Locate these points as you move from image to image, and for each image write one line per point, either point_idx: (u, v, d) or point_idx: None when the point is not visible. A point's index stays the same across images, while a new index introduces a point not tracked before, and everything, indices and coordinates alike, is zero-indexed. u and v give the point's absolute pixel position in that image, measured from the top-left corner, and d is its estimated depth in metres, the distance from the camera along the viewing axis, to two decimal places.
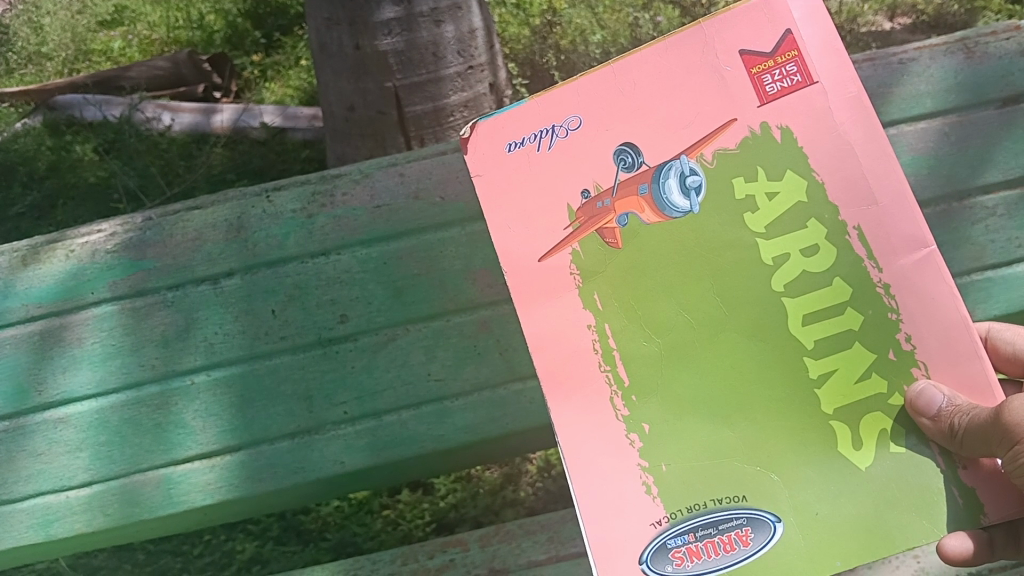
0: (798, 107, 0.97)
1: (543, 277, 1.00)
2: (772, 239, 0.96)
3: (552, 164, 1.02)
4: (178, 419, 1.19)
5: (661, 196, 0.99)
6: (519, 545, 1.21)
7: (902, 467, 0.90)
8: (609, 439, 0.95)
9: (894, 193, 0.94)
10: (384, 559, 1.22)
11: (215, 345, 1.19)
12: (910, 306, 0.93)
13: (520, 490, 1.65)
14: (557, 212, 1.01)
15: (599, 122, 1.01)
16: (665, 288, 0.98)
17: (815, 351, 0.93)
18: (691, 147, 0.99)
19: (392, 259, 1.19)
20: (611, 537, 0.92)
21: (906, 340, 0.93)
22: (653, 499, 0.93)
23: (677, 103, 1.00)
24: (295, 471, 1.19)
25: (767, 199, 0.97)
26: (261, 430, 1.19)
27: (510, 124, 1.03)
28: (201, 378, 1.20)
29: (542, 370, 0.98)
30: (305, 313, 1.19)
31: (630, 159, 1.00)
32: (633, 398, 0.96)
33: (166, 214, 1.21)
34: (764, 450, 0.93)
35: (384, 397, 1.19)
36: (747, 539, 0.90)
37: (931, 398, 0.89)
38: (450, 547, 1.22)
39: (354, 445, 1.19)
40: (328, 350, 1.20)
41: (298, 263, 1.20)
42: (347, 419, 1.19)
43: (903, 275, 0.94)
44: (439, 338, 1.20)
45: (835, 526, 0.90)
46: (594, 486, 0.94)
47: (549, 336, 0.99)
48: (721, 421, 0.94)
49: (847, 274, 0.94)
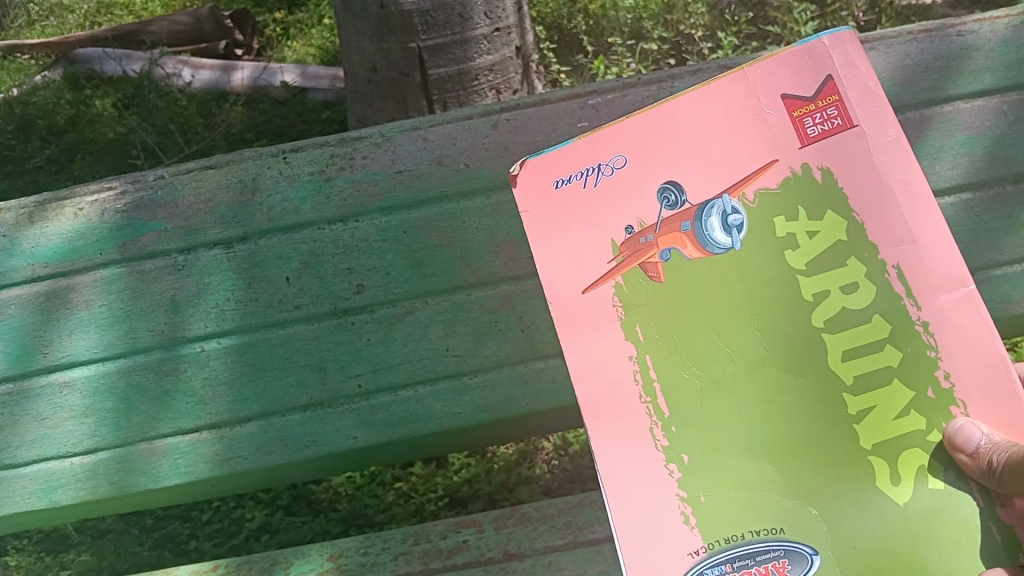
0: (835, 145, 0.94)
1: (586, 307, 0.94)
2: (813, 276, 0.91)
3: (598, 200, 0.96)
4: (187, 387, 1.15)
5: (703, 232, 0.95)
6: (535, 528, 1.17)
7: (940, 504, 0.84)
8: (646, 465, 0.90)
9: (933, 233, 0.89)
10: (396, 537, 1.19)
11: (227, 312, 1.15)
12: (949, 345, 0.87)
13: (535, 467, 1.61)
14: (600, 245, 0.95)
15: (645, 159, 0.97)
16: (703, 323, 0.92)
17: (853, 388, 0.87)
18: (732, 185, 0.95)
19: (412, 227, 1.14)
20: (646, 565, 0.86)
21: (943, 376, 0.87)
22: (689, 532, 0.87)
23: (722, 144, 0.97)
24: (306, 444, 1.15)
25: (806, 237, 0.93)
26: (273, 401, 1.15)
27: (556, 163, 0.97)
28: (212, 345, 1.15)
29: (582, 400, 0.92)
30: (321, 281, 1.14)
31: (672, 198, 0.95)
32: (675, 429, 0.90)
33: (179, 172, 1.16)
34: (799, 475, 0.86)
35: (399, 370, 1.14)
36: (784, 571, 0.83)
37: (968, 436, 0.83)
38: (463, 528, 1.18)
39: (367, 420, 1.15)
40: (343, 320, 1.15)
41: (315, 228, 1.15)
42: (361, 392, 1.15)
43: (942, 314, 0.88)
44: (458, 313, 1.14)
45: (876, 562, 0.83)
46: (633, 512, 0.88)
47: (588, 368, 0.93)
48: (754, 445, 0.88)
49: (884, 308, 0.89)
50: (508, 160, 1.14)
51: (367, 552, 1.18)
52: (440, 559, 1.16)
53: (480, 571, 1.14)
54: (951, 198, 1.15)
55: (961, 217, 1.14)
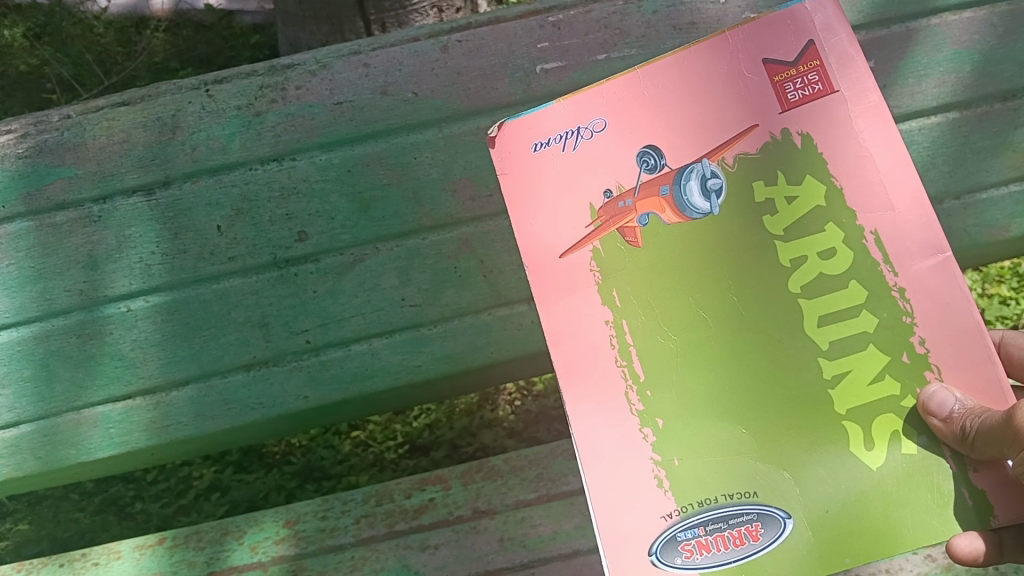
0: (815, 111, 0.83)
1: (562, 270, 0.86)
2: (790, 243, 0.81)
3: (575, 165, 0.88)
4: (113, 351, 1.04)
5: (682, 198, 0.85)
6: (505, 482, 1.10)
7: (911, 467, 0.76)
8: (619, 427, 0.81)
9: (909, 196, 0.80)
10: (356, 499, 1.11)
11: (152, 267, 1.03)
12: (926, 314, 0.78)
13: (498, 410, 1.54)
14: (578, 209, 0.87)
15: (628, 121, 0.88)
16: (681, 282, 0.83)
17: (829, 352, 0.79)
18: (713, 149, 0.85)
19: (357, 164, 1.02)
20: (621, 528, 0.78)
21: (920, 343, 0.78)
22: (663, 495, 0.79)
23: (706, 102, 0.87)
24: (251, 407, 1.06)
25: (785, 203, 0.82)
26: (211, 361, 1.05)
27: (534, 126, 0.90)
28: (139, 305, 1.04)
29: (557, 364, 0.83)
30: (256, 228, 1.03)
31: (651, 160, 0.86)
32: (647, 393, 0.81)
33: (88, 110, 1.02)
34: (778, 439, 0.78)
35: (351, 324, 1.05)
36: (757, 535, 0.76)
37: (942, 401, 0.75)
38: (429, 485, 1.10)
39: (319, 378, 1.06)
40: (285, 271, 1.04)
41: (247, 169, 1.02)
42: (310, 348, 1.05)
43: (919, 279, 0.79)
44: (413, 259, 1.04)
45: (848, 521, 0.76)
46: (607, 473, 0.80)
47: (566, 330, 0.84)
48: (730, 410, 0.80)
49: (861, 274, 0.79)
50: (462, 86, 1.02)
51: (326, 516, 1.10)
52: (405, 520, 1.08)
53: (449, 530, 1.07)
54: (939, 117, 1.09)
55: (948, 137, 1.09)
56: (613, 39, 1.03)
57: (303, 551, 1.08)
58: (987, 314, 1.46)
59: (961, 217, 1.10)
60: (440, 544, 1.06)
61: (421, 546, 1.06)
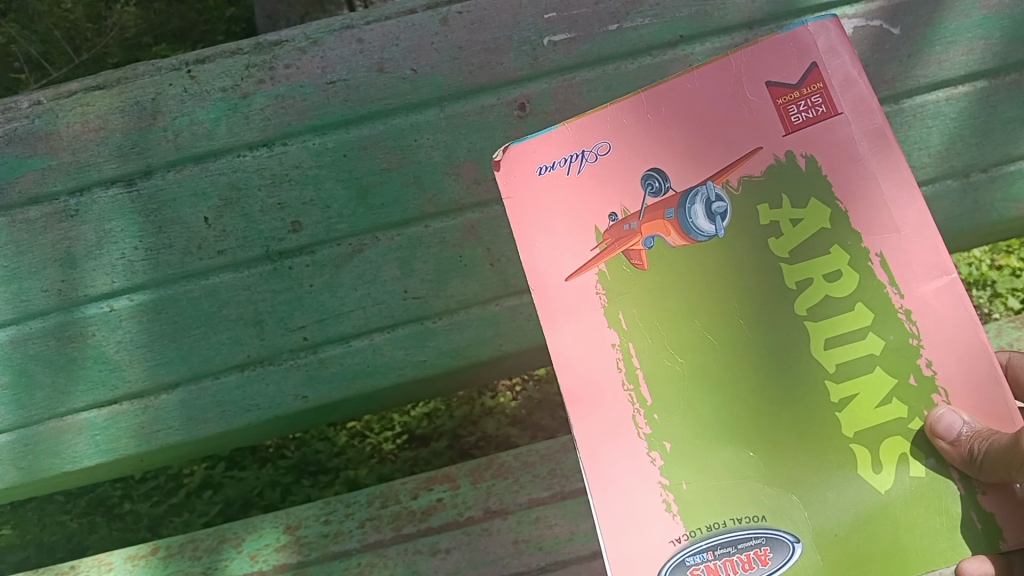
0: (818, 133, 0.74)
1: (564, 294, 0.78)
2: (796, 265, 0.73)
3: (578, 191, 0.79)
4: (97, 353, 0.98)
5: (687, 220, 0.76)
6: (517, 480, 1.04)
7: (921, 489, 0.68)
8: (626, 449, 0.74)
9: (915, 214, 0.71)
10: (360, 501, 1.05)
11: (135, 263, 0.96)
12: (932, 338, 0.70)
13: (499, 397, 1.46)
14: (583, 231, 0.78)
15: (635, 142, 0.79)
16: (692, 301, 0.75)
17: (837, 375, 0.71)
18: (719, 170, 0.76)
19: (353, 149, 0.95)
20: (632, 554, 0.71)
21: (926, 364, 0.70)
22: (671, 518, 0.71)
23: (717, 119, 0.77)
24: (247, 410, 0.99)
25: (789, 223, 0.73)
26: (202, 362, 0.98)
27: (536, 150, 0.81)
28: (123, 304, 0.97)
29: (564, 387, 0.76)
30: (246, 219, 0.96)
31: (655, 184, 0.77)
32: (655, 417, 0.73)
33: (61, 95, 0.95)
34: (798, 462, 0.70)
35: (351, 319, 0.98)
36: (766, 559, 0.69)
37: (950, 423, 0.67)
38: (436, 485, 1.05)
39: (317, 377, 0.99)
40: (278, 265, 0.97)
41: (235, 155, 0.95)
42: (308, 346, 0.99)
43: (924, 304, 0.70)
44: (416, 248, 0.97)
45: (858, 543, 0.68)
46: (614, 496, 0.73)
47: (575, 356, 0.76)
48: (738, 434, 0.72)
49: (868, 297, 0.71)
50: (464, 62, 0.95)
51: (329, 520, 1.05)
52: (413, 522, 1.03)
53: (460, 533, 1.02)
54: (966, 87, 1.03)
55: (976, 107, 1.03)
56: (625, 7, 0.96)
57: (306, 559, 1.03)
58: (997, 288, 1.34)
59: (989, 190, 1.04)
60: (451, 548, 1.01)
61: (431, 551, 1.01)
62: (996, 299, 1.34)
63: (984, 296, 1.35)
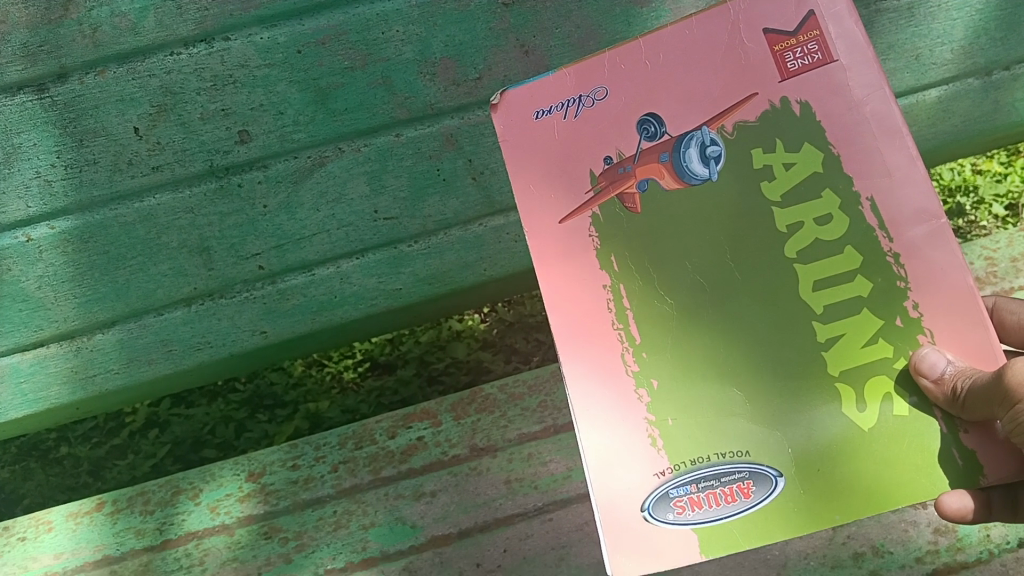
0: (816, 78, 0.62)
1: (556, 243, 0.64)
2: (787, 207, 0.62)
3: (573, 137, 0.65)
4: (16, 290, 0.84)
5: (682, 163, 0.64)
6: (504, 415, 0.95)
7: (902, 428, 0.59)
8: (614, 383, 0.63)
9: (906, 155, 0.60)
10: (331, 443, 0.96)
11: (53, 184, 0.81)
12: (920, 283, 0.60)
13: (469, 320, 1.32)
14: (573, 179, 0.65)
15: (635, 86, 0.64)
16: (690, 237, 0.63)
17: (824, 316, 0.61)
18: (714, 116, 0.64)
19: (307, 44, 0.80)
20: (618, 489, 0.61)
21: (913, 308, 0.60)
22: (656, 454, 0.61)
23: (717, 61, 0.64)
24: (196, 348, 0.90)
25: (781, 167, 0.62)
26: (142, 298, 0.87)
27: (529, 95, 0.65)
28: (42, 232, 0.83)
29: (557, 332, 0.63)
30: (184, 129, 0.81)
31: (651, 129, 0.64)
32: (644, 358, 0.62)
33: None
34: (802, 388, 0.60)
35: (313, 244, 0.87)
36: (749, 493, 0.59)
37: (935, 362, 0.58)
38: (415, 422, 0.96)
39: (277, 310, 0.90)
40: (225, 182, 0.84)
41: (168, 54, 0.79)
42: (265, 275, 0.88)
43: (912, 250, 0.60)
44: (386, 160, 0.85)
45: (838, 473, 0.59)
46: (603, 429, 0.62)
47: (564, 300, 0.64)
48: (729, 368, 0.62)
49: (857, 237, 0.61)
50: None
51: (296, 466, 0.95)
52: (392, 465, 0.93)
53: (446, 474, 0.92)
54: None
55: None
56: None
57: (274, 509, 0.93)
58: (982, 194, 1.16)
59: (1010, 90, 0.98)
60: (437, 492, 0.90)
61: (415, 494, 0.91)
62: (980, 206, 1.16)
63: (967, 203, 1.17)
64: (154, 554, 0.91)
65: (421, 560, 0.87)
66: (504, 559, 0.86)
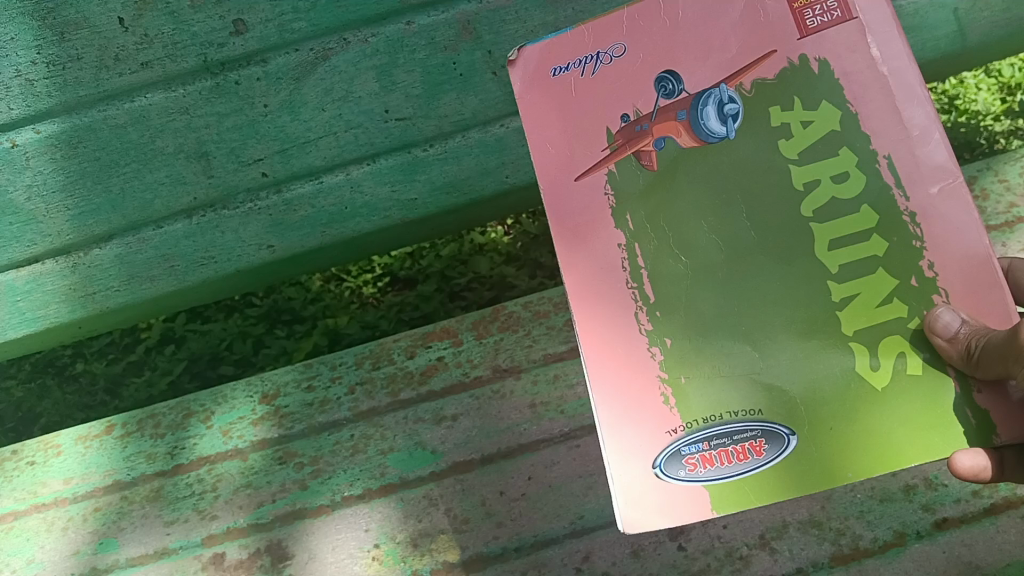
0: (838, 38, 0.56)
1: (573, 204, 0.59)
2: (806, 164, 0.56)
3: (588, 96, 0.60)
4: (4, 202, 0.78)
5: (700, 121, 0.58)
6: (529, 334, 0.89)
7: (915, 384, 0.53)
8: (628, 344, 0.57)
9: (923, 111, 0.55)
10: (347, 363, 0.91)
11: (35, 84, 0.74)
12: (935, 243, 0.54)
13: (492, 233, 1.25)
14: (586, 138, 0.60)
15: (654, 44, 0.59)
16: (702, 193, 0.57)
17: (840, 274, 0.55)
18: (732, 73, 0.58)
19: None
20: (634, 452, 0.55)
21: (926, 268, 0.54)
22: (667, 411, 0.56)
23: (736, 18, 0.58)
24: (199, 263, 0.83)
25: (799, 125, 0.56)
26: (139, 210, 0.80)
27: (545, 50, 0.61)
28: (28, 137, 0.76)
29: (573, 292, 0.58)
30: (174, 20, 0.73)
31: (668, 86, 0.58)
32: (657, 317, 0.57)
33: None
34: (830, 344, 0.54)
35: (318, 149, 0.80)
36: (760, 450, 0.53)
37: (949, 320, 0.52)
38: (435, 341, 0.90)
39: (284, 224, 0.83)
40: (221, 79, 0.75)
41: None
42: (269, 183, 0.81)
43: (930, 210, 0.54)
44: (396, 52, 0.76)
45: (851, 430, 0.53)
46: (620, 393, 0.56)
47: (580, 263, 0.58)
48: (745, 331, 0.56)
49: (877, 197, 0.55)
50: None
51: (311, 387, 0.90)
52: (411, 387, 0.88)
53: (467, 397, 0.86)
54: None
55: None
56: None
57: (289, 432, 0.88)
58: None
59: None
60: (458, 416, 0.85)
61: (435, 418, 0.85)
62: None
63: None
64: (166, 479, 0.87)
65: (442, 488, 0.81)
66: (529, 487, 0.80)
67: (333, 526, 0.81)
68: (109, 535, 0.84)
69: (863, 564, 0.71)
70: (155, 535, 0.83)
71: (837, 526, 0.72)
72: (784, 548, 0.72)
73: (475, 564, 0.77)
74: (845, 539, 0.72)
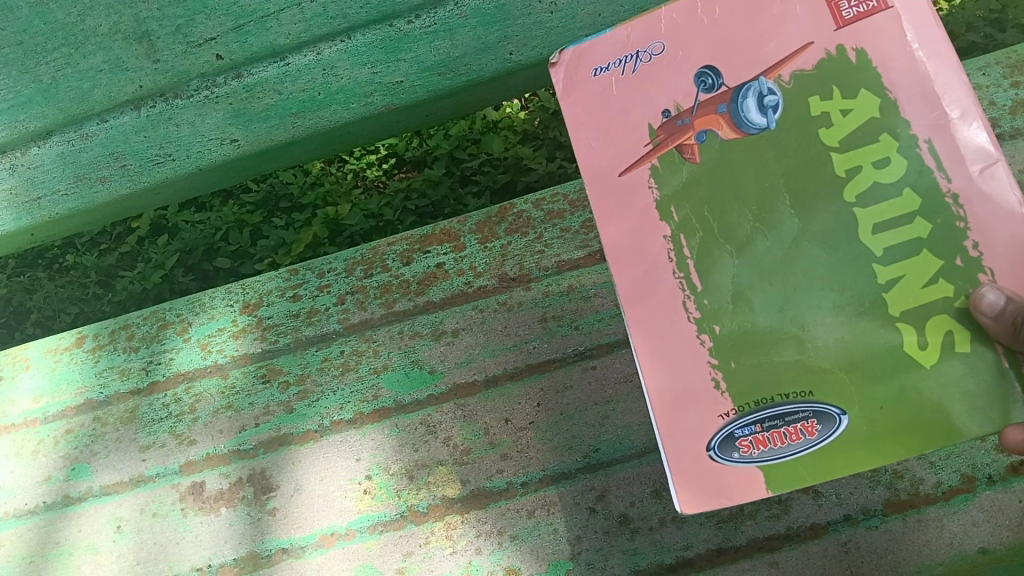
0: (878, 28, 0.47)
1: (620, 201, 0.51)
2: (847, 150, 0.46)
3: (627, 96, 0.52)
4: None
5: (741, 115, 0.49)
6: (540, 237, 0.78)
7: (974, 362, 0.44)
8: (678, 336, 0.49)
9: (965, 90, 0.45)
10: (336, 270, 0.81)
11: None
12: (981, 222, 0.44)
13: (507, 109, 1.11)
14: (627, 135, 0.52)
15: (691, 44, 0.51)
16: (745, 167, 0.49)
17: (886, 259, 0.45)
18: (768, 66, 0.49)
19: None
20: (695, 456, 0.47)
21: (972, 246, 0.44)
22: (717, 396, 0.47)
23: (770, 12, 0.50)
24: (154, 161, 0.73)
25: (837, 114, 0.47)
26: (77, 101, 0.69)
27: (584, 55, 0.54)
28: None
29: (623, 291, 0.50)
30: None
31: (708, 81, 0.50)
32: (707, 305, 0.48)
33: None
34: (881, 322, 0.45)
35: (281, 24, 0.67)
36: (812, 432, 0.45)
37: (996, 300, 0.42)
38: (434, 246, 0.80)
39: (247, 112, 0.71)
40: None
41: None
42: (226, 66, 0.69)
43: (976, 195, 0.44)
44: None
45: (903, 402, 0.44)
46: (672, 393, 0.48)
47: (626, 257, 0.50)
48: (790, 315, 0.47)
49: (918, 179, 0.45)
50: None
51: (298, 297, 0.80)
52: (407, 298, 0.78)
53: (470, 310, 0.76)
54: None
55: None
56: None
57: (274, 347, 0.79)
58: None
59: None
60: (459, 331, 0.75)
61: (434, 334, 0.76)
62: None
63: None
64: (142, 398, 0.79)
65: (441, 414, 0.72)
66: (538, 416, 0.71)
67: (320, 455, 0.73)
68: (81, 460, 0.77)
69: (923, 513, 0.62)
70: (130, 462, 0.76)
71: (892, 467, 0.63)
72: (829, 492, 0.63)
73: (477, 500, 0.69)
74: (902, 484, 0.62)
